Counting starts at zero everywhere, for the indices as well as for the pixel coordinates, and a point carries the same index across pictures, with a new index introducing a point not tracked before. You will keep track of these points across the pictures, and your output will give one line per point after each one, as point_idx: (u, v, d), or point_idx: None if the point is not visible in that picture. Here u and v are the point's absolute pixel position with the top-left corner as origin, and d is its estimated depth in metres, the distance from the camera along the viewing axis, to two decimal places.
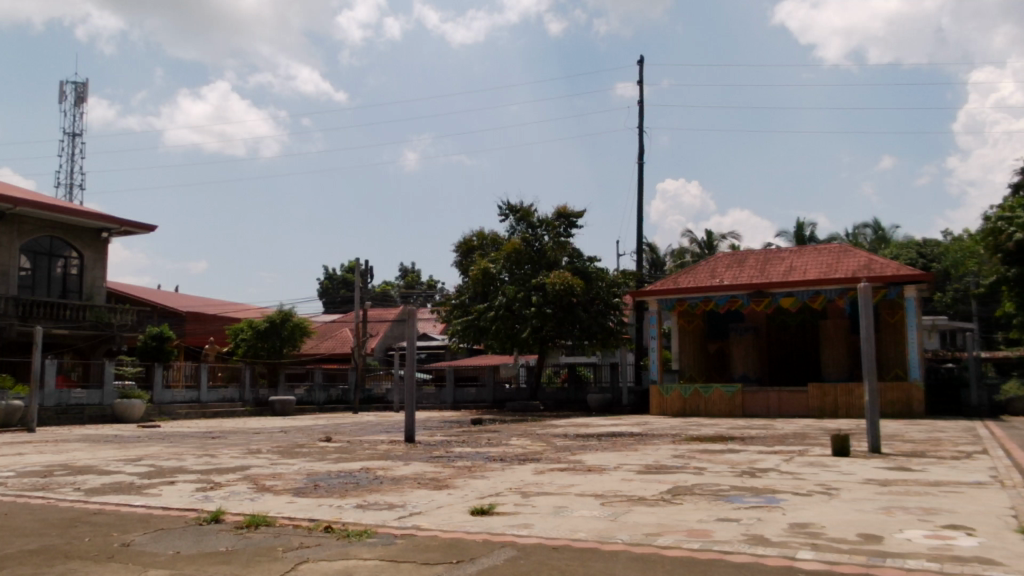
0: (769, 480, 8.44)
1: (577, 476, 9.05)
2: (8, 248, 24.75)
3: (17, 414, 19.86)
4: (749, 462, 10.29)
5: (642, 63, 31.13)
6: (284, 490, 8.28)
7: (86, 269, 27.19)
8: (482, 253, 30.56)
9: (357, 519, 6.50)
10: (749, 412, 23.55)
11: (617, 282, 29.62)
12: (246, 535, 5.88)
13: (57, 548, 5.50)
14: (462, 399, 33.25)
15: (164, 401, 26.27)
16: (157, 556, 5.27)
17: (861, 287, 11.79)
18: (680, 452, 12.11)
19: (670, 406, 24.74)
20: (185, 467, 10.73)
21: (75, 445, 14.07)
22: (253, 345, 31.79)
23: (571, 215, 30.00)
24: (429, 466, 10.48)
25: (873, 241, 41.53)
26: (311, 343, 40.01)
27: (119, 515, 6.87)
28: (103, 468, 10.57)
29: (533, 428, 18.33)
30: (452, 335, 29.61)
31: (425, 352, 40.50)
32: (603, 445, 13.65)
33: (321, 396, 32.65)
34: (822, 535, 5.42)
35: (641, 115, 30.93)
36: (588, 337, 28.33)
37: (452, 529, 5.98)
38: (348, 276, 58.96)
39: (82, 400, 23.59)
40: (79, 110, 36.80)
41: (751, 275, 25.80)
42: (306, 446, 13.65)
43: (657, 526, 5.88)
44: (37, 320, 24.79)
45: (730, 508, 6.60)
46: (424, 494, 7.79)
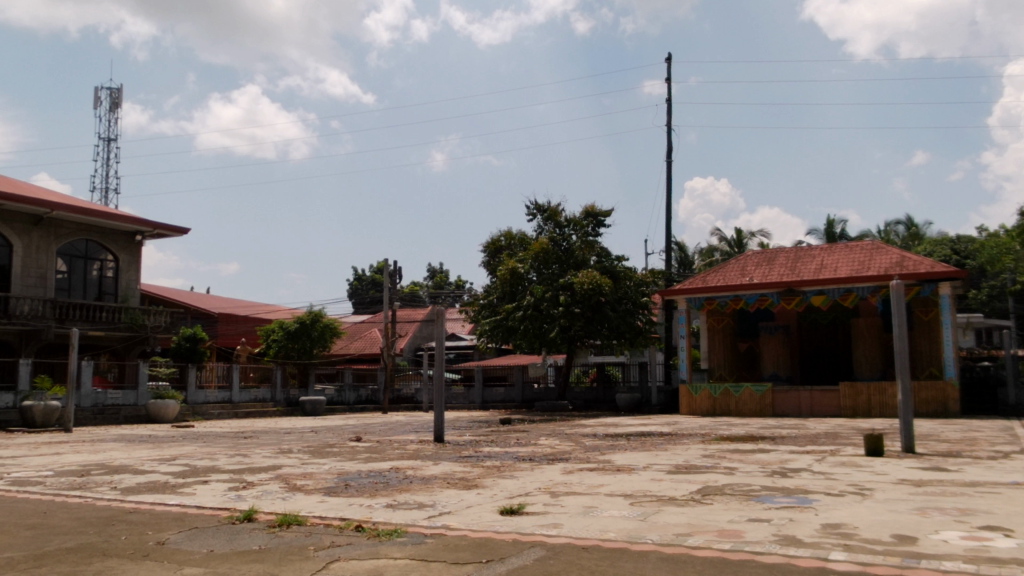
0: (801, 480, 8.36)
1: (607, 477, 9.03)
2: (45, 251, 25.27)
3: (55, 415, 20.33)
4: (780, 463, 10.18)
5: (669, 60, 30.99)
6: (315, 489, 8.35)
7: (121, 272, 27.63)
8: (509, 253, 30.60)
9: (387, 518, 6.55)
10: (780, 412, 23.35)
11: (645, 281, 29.51)
12: (278, 534, 5.95)
13: (94, 547, 5.60)
14: (491, 399, 33.38)
15: (198, 402, 26.59)
16: (191, 554, 5.35)
17: (895, 285, 11.61)
18: (710, 452, 12.02)
19: (699, 406, 24.56)
20: (218, 466, 10.86)
21: (111, 445, 14.28)
22: (284, 346, 32.14)
23: (599, 214, 29.90)
24: (459, 466, 10.51)
25: (906, 238, 41.06)
26: (341, 343, 40.33)
27: (155, 513, 6.97)
28: (139, 467, 10.72)
29: (561, 428, 18.29)
30: (481, 335, 29.70)
31: (454, 352, 40.65)
32: (633, 445, 13.60)
33: (352, 396, 32.94)
34: (855, 536, 5.37)
35: (668, 112, 30.79)
36: (616, 337, 28.21)
37: (482, 529, 5.99)
38: (377, 276, 59.38)
39: (118, 400, 24.00)
40: (114, 115, 37.36)
41: (781, 272, 25.55)
42: (336, 446, 13.76)
43: (688, 527, 5.85)
44: (74, 322, 25.22)
45: (761, 508, 6.56)
46: (454, 494, 7.82)
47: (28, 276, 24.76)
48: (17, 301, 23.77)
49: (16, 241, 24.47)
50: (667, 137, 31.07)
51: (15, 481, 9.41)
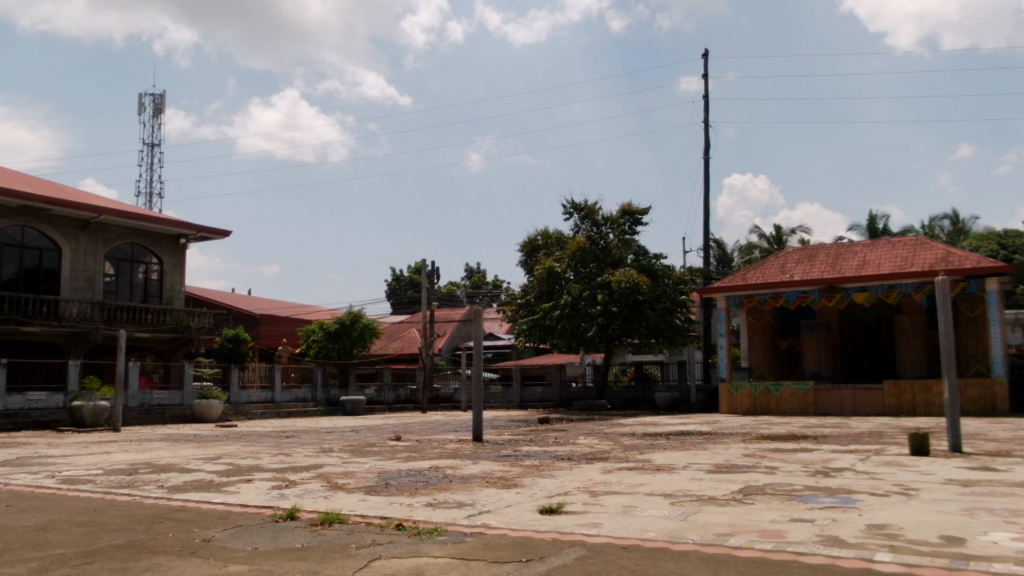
0: (844, 480, 8.24)
1: (646, 476, 8.97)
2: (93, 255, 25.87)
3: (104, 415, 20.82)
4: (823, 462, 10.04)
5: (705, 56, 30.76)
6: (355, 488, 8.45)
7: (166, 274, 28.15)
8: (546, 251, 30.61)
9: (427, 517, 6.61)
10: (821, 411, 23.02)
11: (684, 279, 29.31)
12: (320, 532, 6.04)
13: (142, 543, 5.74)
14: (529, 398, 33.41)
15: (241, 402, 27.01)
16: (237, 551, 5.45)
17: (940, 280, 11.36)
18: (750, 451, 11.88)
19: (740, 405, 24.32)
20: (260, 466, 11.02)
21: (158, 444, 14.56)
22: (324, 346, 32.49)
23: (636, 212, 29.71)
24: (498, 465, 10.52)
25: (951, 233, 40.16)
26: (380, 343, 40.66)
27: (200, 511, 7.11)
28: (184, 466, 10.94)
29: (600, 427, 18.23)
30: (519, 334, 29.75)
31: (492, 352, 40.74)
32: (673, 444, 13.50)
33: (391, 396, 33.17)
34: (901, 537, 5.29)
35: (705, 109, 30.56)
36: (655, 335, 28.01)
37: (522, 528, 5.99)
38: (415, 276, 59.83)
39: (164, 401, 24.45)
40: (158, 121, 38.00)
41: (822, 269, 25.21)
42: (377, 446, 13.88)
43: (729, 527, 5.80)
44: (121, 324, 25.74)
45: (803, 509, 6.48)
46: (494, 493, 7.86)
47: (76, 279, 25.39)
48: (66, 304, 24.35)
49: (64, 245, 25.11)
50: (704, 133, 30.82)
51: (66, 479, 9.63)
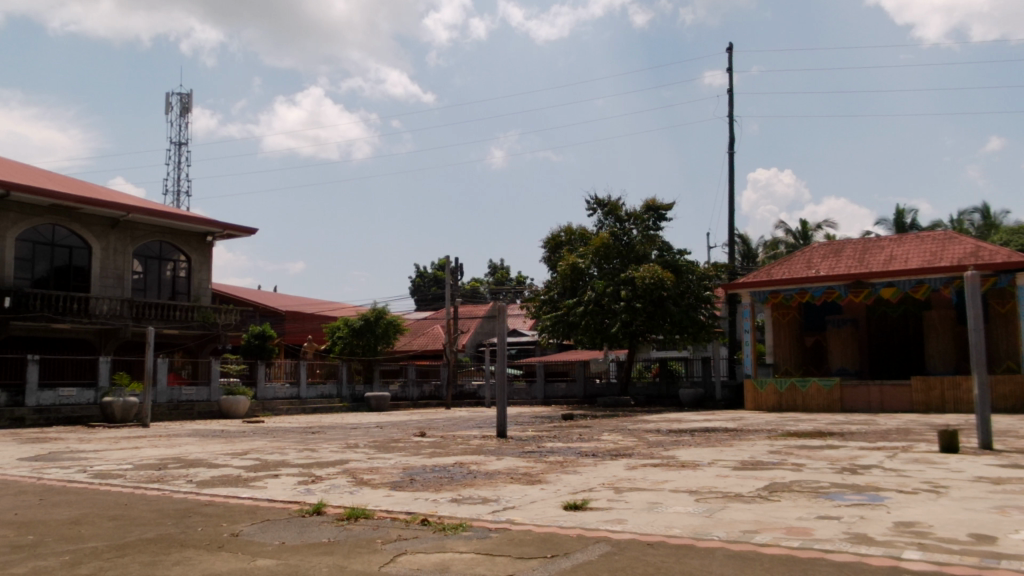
0: (871, 477, 8.17)
1: (670, 472, 8.95)
2: (122, 252, 26.21)
3: (133, 411, 21.15)
4: (849, 459, 9.96)
5: (730, 50, 30.51)
6: (381, 484, 8.51)
7: (193, 271, 28.43)
8: (570, 247, 30.57)
9: (452, 512, 6.64)
10: (848, 407, 22.79)
11: (709, 275, 29.15)
12: (347, 526, 6.09)
13: (172, 537, 5.82)
14: (553, 395, 33.48)
15: (267, 398, 27.27)
16: (264, 546, 5.51)
17: (970, 275, 11.18)
18: (775, 448, 11.80)
19: (765, 401, 24.17)
20: (287, 461, 11.13)
21: (186, 439, 14.76)
22: (349, 342, 32.70)
23: (660, 207, 29.60)
24: (522, 461, 10.54)
25: (981, 228, 39.53)
26: (404, 339, 40.85)
27: (228, 506, 7.19)
28: (213, 461, 11.07)
29: (624, 424, 18.23)
30: (542, 330, 29.74)
31: (515, 348, 40.81)
32: (698, 440, 13.45)
33: (415, 392, 33.21)
34: (930, 535, 5.23)
35: (730, 103, 30.31)
36: (679, 332, 27.87)
37: (546, 524, 6.01)
38: (439, 273, 60.00)
39: (192, 397, 24.76)
40: (185, 119, 38.39)
41: (849, 264, 24.96)
42: (402, 442, 13.98)
43: (754, 524, 5.76)
44: (149, 321, 26.06)
45: (830, 506, 6.43)
46: (518, 489, 7.88)
47: (106, 277, 25.73)
48: (97, 301, 24.69)
49: (94, 243, 25.47)
50: (729, 128, 30.57)
51: (97, 473, 9.79)
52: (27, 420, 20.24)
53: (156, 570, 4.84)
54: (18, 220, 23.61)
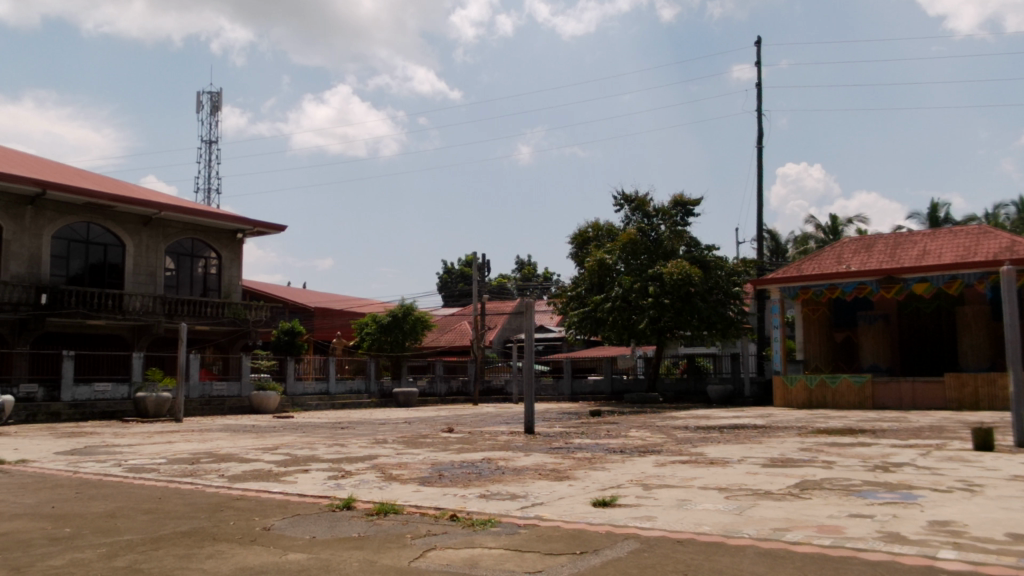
0: (904, 475, 8.08)
1: (700, 469, 8.90)
2: (154, 249, 26.57)
3: (166, 406, 21.47)
4: (882, 456, 9.87)
5: (758, 44, 30.23)
6: (409, 479, 8.56)
7: (224, 268, 28.70)
8: (597, 243, 30.47)
9: (480, 508, 6.66)
10: (879, 404, 22.57)
11: (737, 271, 28.99)
12: (376, 522, 6.14)
13: (205, 531, 5.90)
14: (580, 390, 33.32)
15: (297, 393, 27.55)
16: (296, 540, 5.58)
17: (1006, 270, 10.98)
18: (805, 445, 11.67)
19: (795, 398, 23.99)
20: (317, 456, 11.24)
21: (217, 435, 14.88)
22: (378, 338, 32.82)
23: (688, 203, 29.46)
24: (550, 457, 10.57)
25: (1016, 223, 38.76)
26: (432, 335, 41.00)
27: (260, 500, 7.28)
28: (244, 456, 11.19)
29: (652, 421, 18.10)
30: (569, 326, 29.66)
31: (543, 344, 40.84)
32: (726, 437, 13.35)
33: (443, 387, 33.35)
34: (965, 535, 5.15)
35: (759, 97, 30.05)
36: (707, 328, 27.76)
37: (575, 521, 6.01)
38: (467, 269, 60.06)
39: (223, 392, 25.03)
40: (216, 118, 38.73)
41: (880, 260, 24.67)
42: (430, 437, 14.02)
43: (785, 522, 5.72)
44: (182, 317, 26.37)
45: (862, 504, 6.36)
46: (546, 485, 7.88)
47: (139, 274, 26.10)
48: (130, 298, 24.98)
49: (127, 240, 25.85)
50: (757, 122, 30.30)
51: (132, 468, 9.94)
52: (63, 415, 20.59)
53: (189, 563, 4.91)
54: (53, 218, 24.05)
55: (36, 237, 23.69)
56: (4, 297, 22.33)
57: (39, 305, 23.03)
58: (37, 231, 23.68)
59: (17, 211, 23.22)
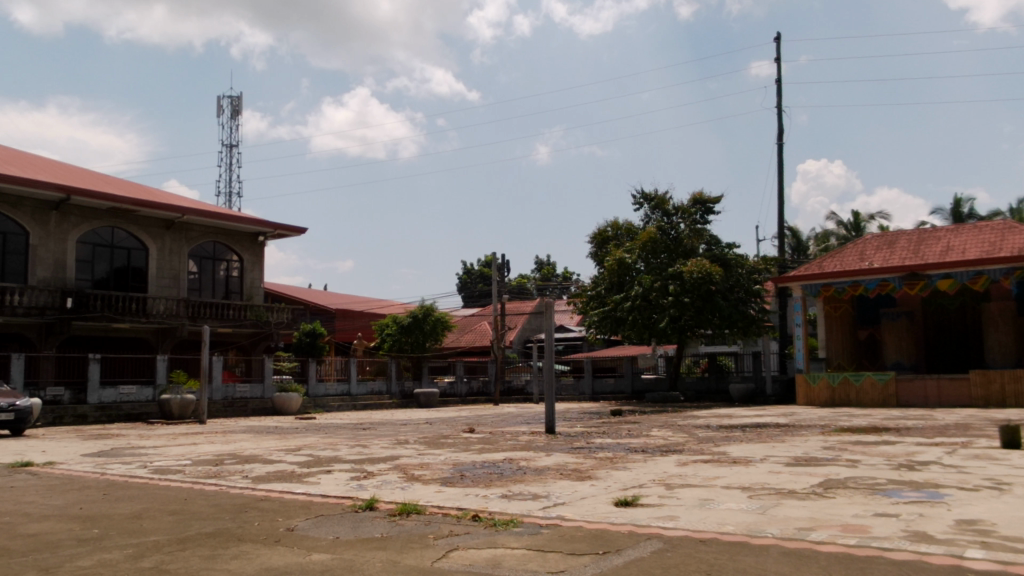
0: (930, 473, 7.99)
1: (722, 468, 8.86)
2: (177, 253, 26.83)
3: (190, 408, 21.73)
4: (907, 455, 9.77)
5: (777, 40, 30.09)
6: (431, 479, 8.58)
7: (246, 271, 28.92)
8: (616, 243, 30.40)
9: (502, 508, 6.67)
10: (904, 402, 22.35)
11: (758, 269, 28.84)
12: (399, 522, 6.17)
13: (229, 532, 5.95)
14: (601, 390, 33.24)
15: (319, 395, 27.67)
16: (319, 540, 5.61)
17: None
18: (828, 444, 11.59)
19: (817, 396, 23.80)
20: (340, 457, 11.30)
21: (240, 436, 15.00)
22: (398, 339, 32.91)
23: (708, 201, 29.30)
24: (571, 457, 10.55)
25: None
26: (452, 336, 41.09)
27: (283, 501, 7.33)
28: (267, 457, 11.28)
29: (673, 420, 18.01)
30: (589, 326, 29.60)
31: (563, 344, 40.82)
32: (748, 436, 13.27)
33: (464, 388, 33.41)
34: (994, 534, 5.09)
35: (778, 94, 29.90)
36: (729, 326, 27.60)
37: (597, 521, 6.00)
38: (486, 270, 60.13)
39: (246, 394, 25.21)
40: (236, 122, 39.03)
41: (903, 256, 24.42)
42: (451, 437, 14.06)
43: (809, 522, 5.68)
44: (204, 319, 26.59)
45: (888, 503, 6.30)
46: (568, 485, 7.87)
47: (162, 277, 26.37)
48: (153, 301, 25.24)
49: (151, 244, 26.13)
50: (777, 119, 30.13)
51: (157, 469, 10.04)
52: (90, 417, 20.83)
53: (215, 564, 4.95)
54: (78, 223, 24.38)
55: (61, 242, 24.02)
56: (30, 302, 22.65)
57: (64, 309, 23.35)
58: (62, 235, 24.01)
59: (42, 216, 23.55)
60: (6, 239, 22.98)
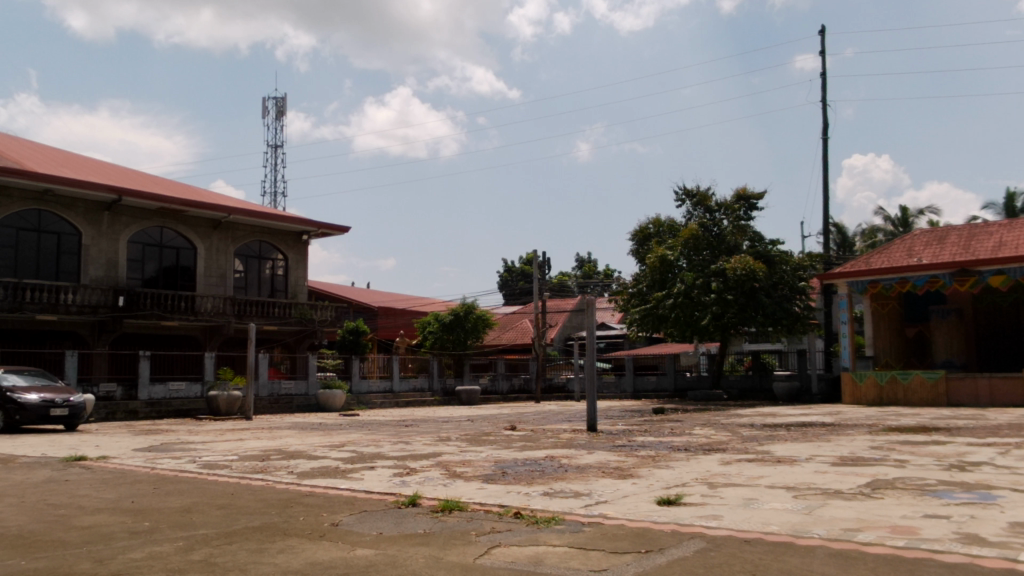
0: (982, 475, 7.81)
1: (767, 468, 8.76)
2: (224, 252, 27.30)
3: (236, 404, 22.04)
4: (957, 455, 9.57)
5: (823, 33, 29.61)
6: (474, 476, 8.64)
7: (291, 269, 29.30)
8: (658, 240, 30.19)
9: (545, 506, 6.69)
10: (954, 401, 21.89)
11: (804, 265, 28.45)
12: (441, 518, 6.22)
13: (275, 526, 6.05)
14: (643, 388, 33.12)
15: (362, 392, 27.96)
16: (363, 536, 5.68)
17: None
18: (877, 443, 11.40)
19: (864, 395, 23.40)
20: (382, 453, 11.40)
21: (286, 432, 15.22)
22: (440, 337, 33.13)
23: (751, 196, 28.90)
24: (612, 455, 10.51)
25: None
26: (493, 334, 41.18)
27: (327, 497, 7.42)
28: (312, 453, 11.45)
29: (717, 417, 17.85)
30: (631, 324, 29.46)
31: (604, 342, 40.71)
32: (793, 435, 13.11)
33: (505, 385, 33.55)
34: None
35: (824, 88, 29.42)
36: (772, 324, 27.29)
37: (640, 520, 5.96)
38: (527, 267, 60.11)
39: (291, 390, 25.54)
40: (281, 122, 39.49)
41: (954, 252, 23.86)
42: (493, 434, 14.11)
43: (857, 522, 5.59)
44: (250, 317, 26.98)
45: (938, 505, 6.17)
46: (610, 484, 7.85)
47: (210, 276, 26.86)
48: (201, 299, 25.68)
49: (198, 243, 26.64)
50: (822, 113, 29.65)
51: (206, 464, 10.25)
52: (140, 413, 21.32)
53: (262, 557, 5.05)
54: (129, 223, 24.99)
55: (113, 242, 24.62)
56: (83, 300, 23.22)
57: (116, 307, 23.90)
58: (114, 235, 24.61)
59: (94, 217, 24.16)
60: (61, 239, 23.62)
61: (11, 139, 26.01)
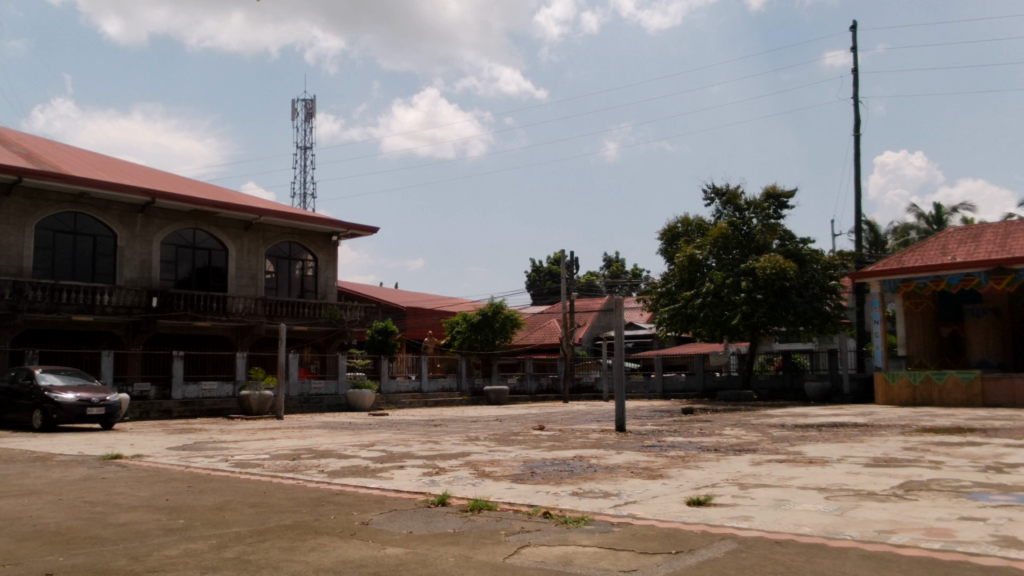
0: (1019, 476, 7.69)
1: (798, 469, 8.67)
2: (254, 253, 27.59)
3: (267, 404, 22.23)
4: (992, 456, 9.42)
5: (854, 29, 29.29)
6: (502, 476, 8.67)
7: (320, 269, 29.53)
8: (687, 239, 30.02)
9: (574, 506, 6.69)
10: (991, 402, 21.47)
11: (835, 264, 28.10)
12: (471, 518, 6.23)
13: (307, 525, 6.11)
14: (672, 388, 32.93)
15: (391, 391, 28.10)
16: (394, 534, 5.72)
17: None
18: (911, 444, 11.25)
19: (897, 395, 23.13)
20: (411, 453, 11.44)
21: (316, 431, 15.35)
22: (468, 337, 33.22)
23: (781, 195, 28.67)
24: (641, 456, 10.48)
25: None
26: (521, 334, 41.17)
27: (358, 496, 7.48)
28: (342, 453, 11.51)
29: (749, 418, 17.68)
30: (660, 324, 29.33)
31: (633, 342, 40.56)
32: (825, 436, 12.97)
33: (533, 385, 33.48)
34: None
35: (855, 84, 29.09)
36: (803, 323, 27.04)
37: (669, 520, 5.94)
38: (554, 267, 59.99)
39: (321, 390, 25.73)
40: (310, 124, 39.75)
41: (989, 250, 23.39)
42: (521, 435, 14.09)
43: (890, 524, 5.53)
44: (281, 318, 27.23)
45: (974, 507, 6.08)
46: (639, 484, 7.83)
47: (241, 276, 27.17)
48: (233, 300, 25.95)
49: (230, 245, 26.95)
50: (854, 110, 29.31)
51: (238, 463, 10.37)
52: (174, 412, 21.59)
53: (294, 555, 5.10)
54: (162, 225, 25.36)
55: (147, 243, 24.99)
56: (118, 301, 23.58)
57: (150, 308, 24.25)
58: (148, 237, 24.99)
59: (129, 219, 24.55)
60: (96, 241, 24.03)
61: (46, 143, 26.50)
